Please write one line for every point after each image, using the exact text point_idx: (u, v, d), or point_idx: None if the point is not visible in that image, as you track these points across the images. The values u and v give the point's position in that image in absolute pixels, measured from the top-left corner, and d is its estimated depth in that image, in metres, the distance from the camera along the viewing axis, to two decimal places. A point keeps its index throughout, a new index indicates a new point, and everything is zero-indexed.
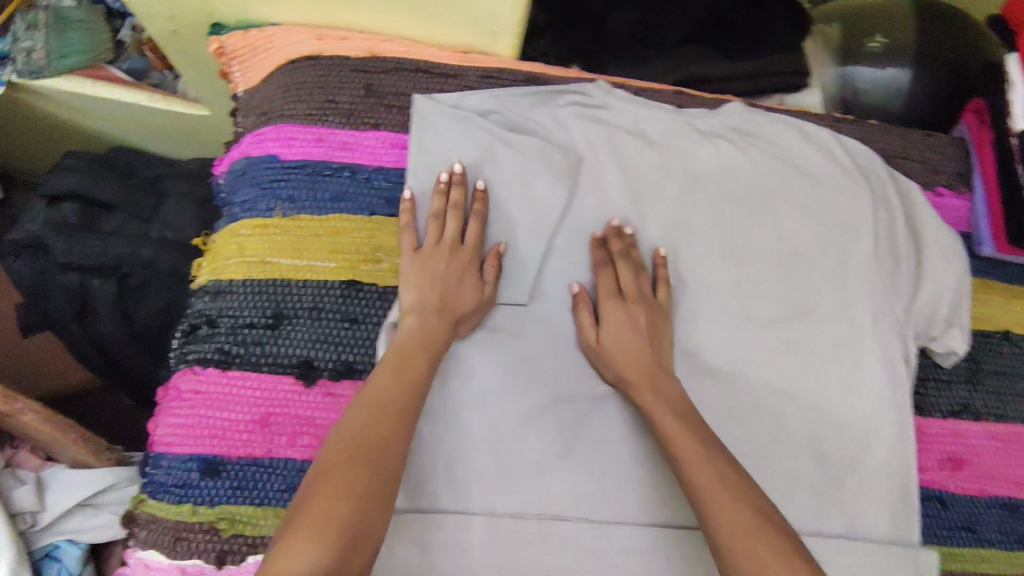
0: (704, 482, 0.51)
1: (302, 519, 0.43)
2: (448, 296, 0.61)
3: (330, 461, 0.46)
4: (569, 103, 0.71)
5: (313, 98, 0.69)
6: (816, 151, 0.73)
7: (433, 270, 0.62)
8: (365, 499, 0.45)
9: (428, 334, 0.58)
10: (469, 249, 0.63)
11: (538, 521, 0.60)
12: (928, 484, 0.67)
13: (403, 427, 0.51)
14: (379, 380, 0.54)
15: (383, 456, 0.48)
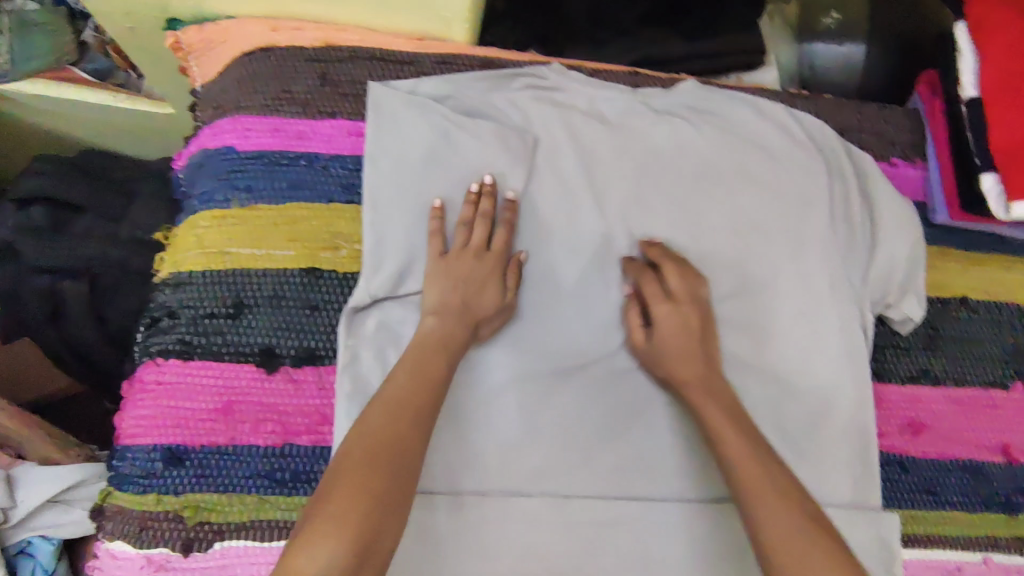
0: (766, 488, 0.52)
1: (321, 518, 0.46)
2: (469, 301, 0.61)
3: (350, 462, 0.49)
4: (524, 86, 0.72)
5: (268, 88, 0.69)
6: (771, 126, 0.73)
7: (462, 274, 0.63)
8: (383, 502, 0.48)
9: (444, 336, 0.59)
10: (500, 260, 0.64)
11: (500, 498, 0.62)
12: (888, 449, 0.69)
13: (422, 429, 0.53)
14: (403, 382, 0.55)
15: (401, 458, 0.50)
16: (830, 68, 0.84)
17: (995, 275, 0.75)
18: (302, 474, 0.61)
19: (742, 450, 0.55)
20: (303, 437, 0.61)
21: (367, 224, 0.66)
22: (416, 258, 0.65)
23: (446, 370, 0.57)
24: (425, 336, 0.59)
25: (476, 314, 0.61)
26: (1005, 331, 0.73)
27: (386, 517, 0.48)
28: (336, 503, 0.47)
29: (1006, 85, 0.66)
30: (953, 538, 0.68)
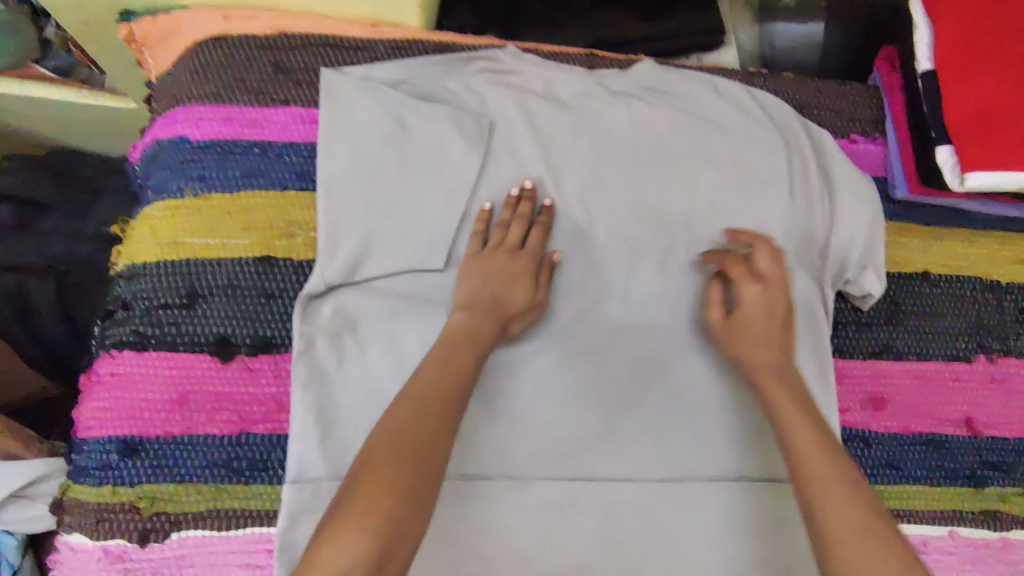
0: (820, 475, 0.51)
1: (347, 513, 0.46)
2: (501, 298, 0.62)
3: (377, 457, 0.48)
4: (479, 69, 0.71)
5: (221, 77, 0.69)
6: (729, 105, 0.73)
7: (495, 272, 0.63)
8: (411, 498, 0.47)
9: (474, 331, 0.59)
10: (532, 257, 0.64)
11: (459, 482, 0.62)
12: (851, 425, 0.68)
13: (451, 425, 0.52)
14: (436, 378, 0.54)
15: (429, 454, 0.50)
16: (790, 49, 0.87)
17: (957, 249, 0.75)
18: (258, 462, 0.61)
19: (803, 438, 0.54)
20: (259, 425, 0.61)
21: (321, 211, 0.65)
22: (372, 245, 0.65)
23: (474, 367, 0.57)
24: (458, 331, 0.59)
25: (506, 311, 0.61)
26: (967, 305, 0.73)
27: (411, 514, 0.47)
28: (361, 498, 0.46)
29: (957, 56, 0.66)
30: (914, 511, 0.68)
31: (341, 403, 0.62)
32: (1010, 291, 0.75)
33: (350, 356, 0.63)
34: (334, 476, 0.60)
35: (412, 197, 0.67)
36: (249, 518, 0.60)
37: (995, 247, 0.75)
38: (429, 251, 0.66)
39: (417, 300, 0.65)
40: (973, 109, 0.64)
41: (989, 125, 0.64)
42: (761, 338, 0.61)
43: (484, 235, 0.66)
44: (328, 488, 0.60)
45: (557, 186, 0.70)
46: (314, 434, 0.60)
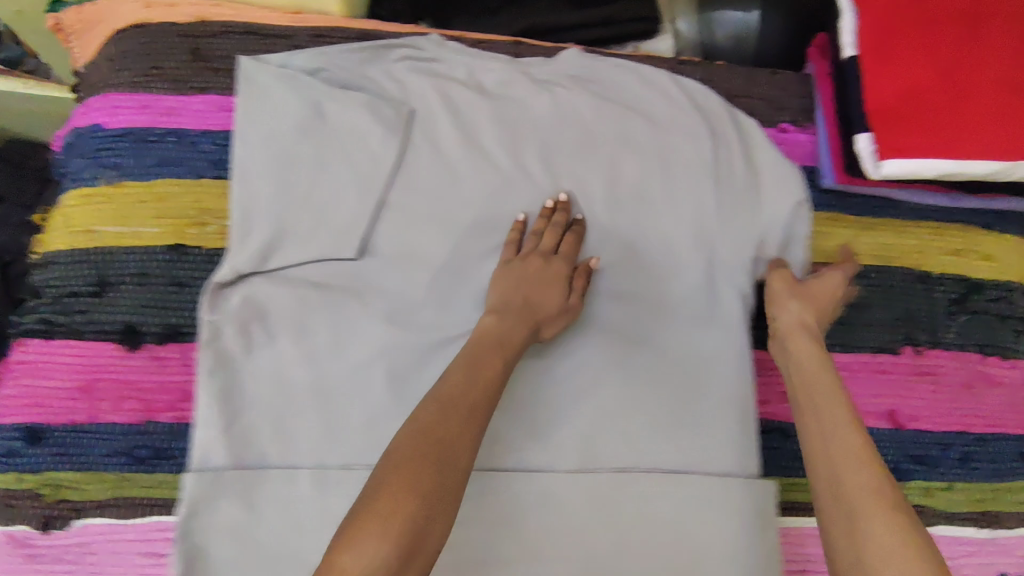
0: (863, 483, 0.49)
1: (366, 515, 0.43)
2: (537, 303, 0.61)
3: (401, 456, 0.46)
4: (401, 57, 0.71)
5: (139, 65, 0.68)
6: (656, 93, 0.72)
7: (529, 279, 0.63)
8: (436, 502, 0.45)
9: (508, 332, 0.58)
10: (566, 265, 0.64)
11: (365, 471, 0.61)
12: (770, 417, 0.69)
13: (478, 430, 0.50)
14: (464, 379, 0.52)
15: (455, 457, 0.47)
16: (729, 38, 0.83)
17: (886, 239, 0.73)
18: (161, 451, 0.61)
19: (837, 444, 0.52)
20: (165, 414, 0.61)
21: (234, 198, 0.65)
22: (284, 232, 0.65)
23: (501, 371, 0.55)
24: (497, 332, 0.58)
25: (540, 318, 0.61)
26: (894, 296, 0.72)
27: (435, 518, 0.44)
28: (382, 501, 0.44)
29: (877, 43, 0.65)
30: None
31: (249, 392, 0.62)
32: (942, 281, 0.73)
33: (259, 344, 0.63)
34: (238, 464, 0.60)
35: (328, 185, 0.67)
36: (151, 507, 0.60)
37: (928, 238, 0.74)
38: (342, 238, 0.66)
39: (327, 289, 0.64)
40: (893, 97, 0.64)
41: (910, 113, 0.63)
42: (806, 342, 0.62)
43: (518, 243, 0.66)
44: (231, 476, 0.60)
45: (479, 172, 0.69)
46: (217, 423, 0.60)
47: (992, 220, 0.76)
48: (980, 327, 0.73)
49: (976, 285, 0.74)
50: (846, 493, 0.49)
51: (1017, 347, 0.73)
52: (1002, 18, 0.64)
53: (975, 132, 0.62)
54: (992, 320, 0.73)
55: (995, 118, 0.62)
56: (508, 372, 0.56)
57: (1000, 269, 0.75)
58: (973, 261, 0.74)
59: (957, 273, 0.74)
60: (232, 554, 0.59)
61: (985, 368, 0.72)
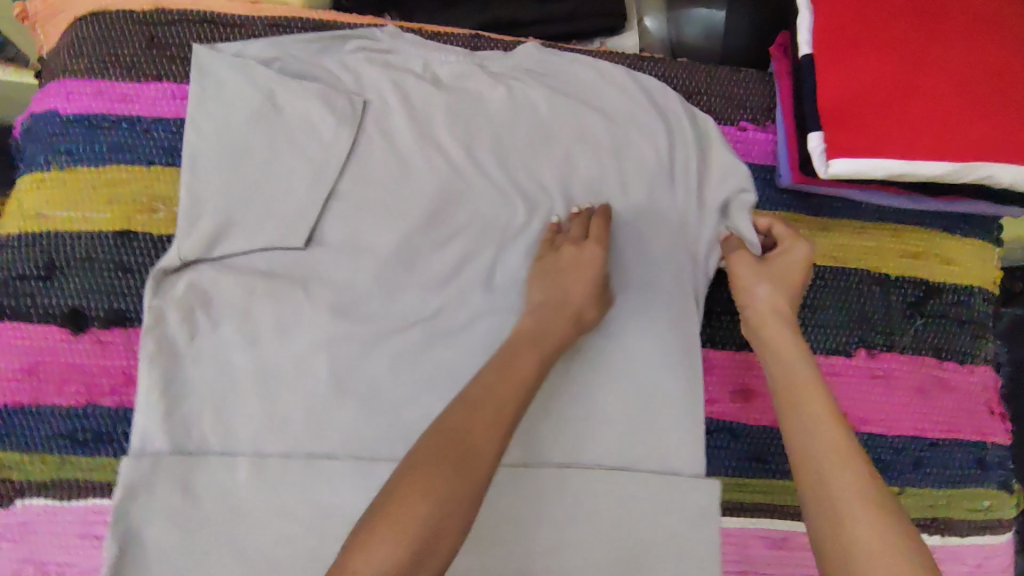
0: (848, 481, 0.48)
1: (379, 517, 0.45)
2: (579, 302, 0.62)
3: (419, 459, 0.48)
4: (356, 48, 0.70)
5: (94, 52, 0.69)
6: (612, 89, 0.72)
7: (579, 275, 0.63)
8: (453, 503, 0.46)
9: (541, 332, 0.59)
10: (599, 250, 0.64)
11: (304, 460, 0.61)
12: (719, 416, 0.68)
13: (503, 433, 0.51)
14: (492, 383, 0.54)
15: (476, 459, 0.48)
16: (693, 35, 0.83)
17: (844, 241, 0.73)
18: (103, 434, 0.62)
19: (816, 442, 0.51)
20: (107, 398, 0.62)
21: (184, 185, 0.65)
22: (233, 220, 0.65)
23: (532, 375, 0.56)
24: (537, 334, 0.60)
25: (582, 316, 0.62)
26: (851, 298, 0.71)
27: (449, 519, 0.45)
28: (396, 502, 0.45)
29: (833, 39, 0.64)
30: (778, 506, 0.67)
31: (192, 378, 0.62)
32: (900, 284, 0.73)
33: (204, 331, 0.63)
34: (177, 450, 0.61)
35: (278, 174, 0.66)
36: (90, 490, 0.61)
37: (886, 240, 0.73)
38: (290, 227, 0.65)
39: (275, 278, 0.65)
40: (847, 94, 0.63)
41: (863, 112, 0.63)
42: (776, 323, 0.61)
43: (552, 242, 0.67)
44: (169, 461, 0.60)
45: (432, 165, 0.68)
46: (157, 408, 0.60)
47: (953, 223, 0.75)
48: (937, 331, 0.72)
49: (935, 289, 0.73)
50: (830, 493, 0.48)
51: (974, 352, 0.73)
52: (965, 15, 0.63)
53: (927, 133, 0.62)
54: (950, 324, 0.73)
55: (949, 117, 0.61)
56: (541, 371, 0.57)
57: (961, 273, 0.74)
58: (933, 265, 0.74)
59: (916, 276, 0.73)
60: (168, 540, 0.59)
61: (941, 373, 0.72)
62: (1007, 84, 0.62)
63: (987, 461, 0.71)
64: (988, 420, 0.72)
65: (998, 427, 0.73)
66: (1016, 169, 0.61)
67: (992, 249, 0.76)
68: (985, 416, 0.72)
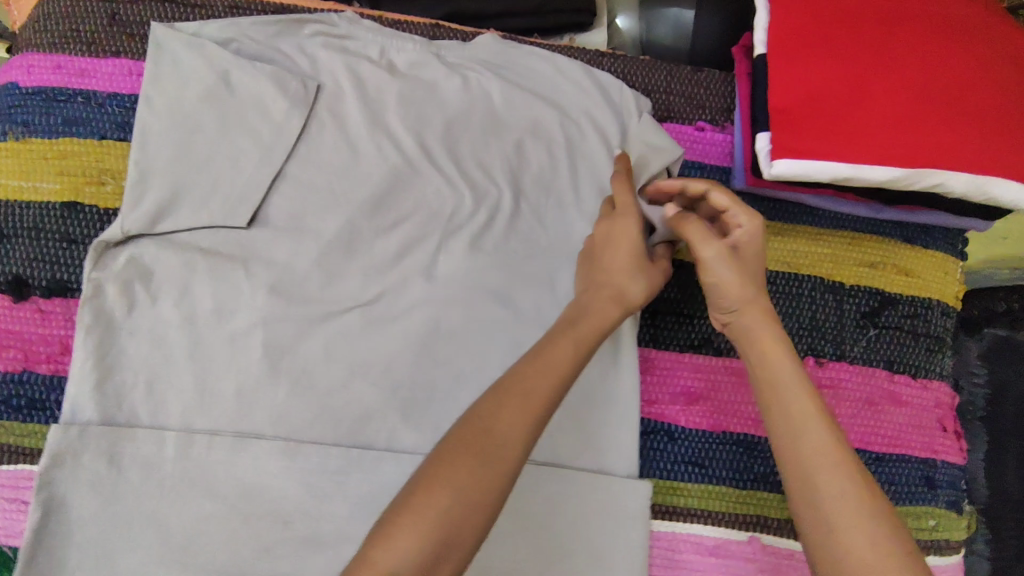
0: (842, 492, 0.46)
1: (402, 510, 0.45)
2: (622, 280, 0.58)
3: (445, 453, 0.47)
4: (314, 33, 0.71)
5: (57, 26, 0.70)
6: (568, 83, 0.72)
7: (625, 250, 0.59)
8: (475, 496, 0.45)
9: (595, 316, 0.56)
10: (631, 216, 0.60)
11: (232, 438, 0.62)
12: (658, 417, 0.67)
13: (535, 426, 0.49)
14: (526, 372, 0.51)
15: (502, 453, 0.47)
16: (664, 33, 0.82)
17: (798, 246, 0.71)
18: (36, 402, 0.62)
19: (811, 450, 0.48)
20: (42, 366, 0.63)
21: (133, 160, 0.65)
22: (180, 196, 0.65)
23: (573, 363, 0.52)
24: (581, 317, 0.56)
25: (627, 293, 0.58)
26: (802, 304, 0.70)
27: (475, 514, 0.45)
28: (420, 497, 0.45)
29: (789, 38, 0.63)
30: (712, 513, 0.66)
31: (127, 350, 0.62)
32: (854, 293, 0.71)
33: (141, 305, 0.63)
34: (107, 421, 0.61)
35: (227, 153, 0.67)
36: (20, 456, 0.62)
37: (843, 248, 0.72)
38: (234, 206, 0.65)
39: (216, 255, 0.65)
40: (798, 93, 0.62)
41: (814, 112, 0.61)
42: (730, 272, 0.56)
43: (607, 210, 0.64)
44: (96, 431, 0.60)
45: (381, 150, 0.68)
46: (90, 378, 0.61)
47: (914, 233, 0.73)
48: (889, 343, 0.71)
49: (891, 300, 0.72)
50: (823, 505, 0.46)
51: (927, 367, 0.71)
52: (920, 23, 0.63)
53: (878, 136, 0.60)
54: (904, 337, 0.71)
55: (900, 121, 0.60)
56: (582, 356, 0.53)
57: (919, 284, 0.72)
58: (891, 275, 0.72)
59: (872, 285, 0.72)
60: (92, 510, 0.60)
61: (892, 387, 0.70)
62: (959, 93, 0.61)
63: (936, 480, 0.69)
64: (939, 437, 0.70)
65: (952, 446, 0.71)
66: (967, 177, 0.60)
67: (955, 262, 0.74)
68: (936, 433, 0.70)
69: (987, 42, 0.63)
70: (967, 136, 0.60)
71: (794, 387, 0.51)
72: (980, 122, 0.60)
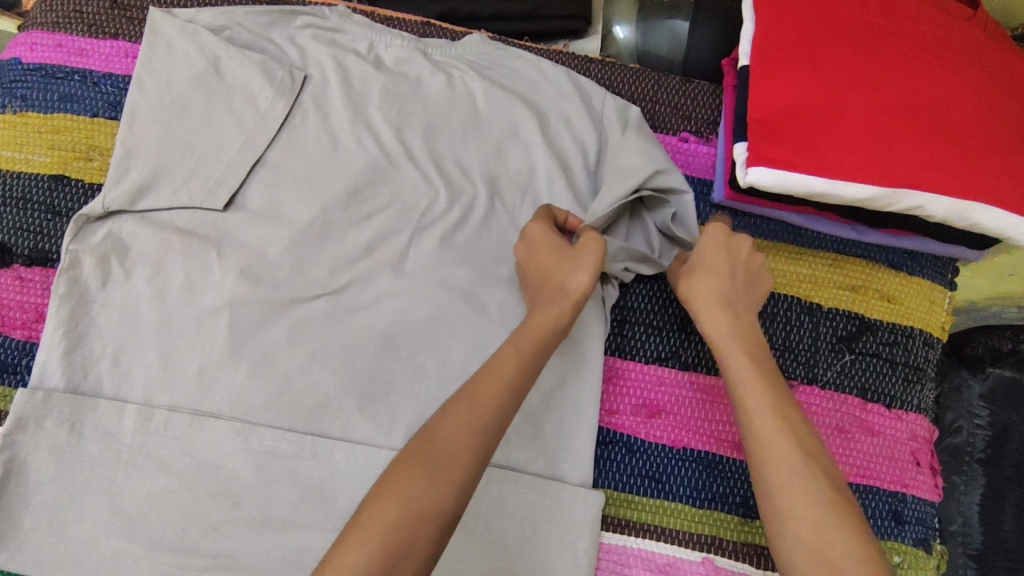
0: (802, 472, 0.48)
1: (350, 527, 0.44)
2: (559, 277, 0.59)
3: (392, 468, 0.47)
4: (305, 24, 0.73)
5: (63, 8, 0.74)
6: (551, 88, 0.73)
7: (548, 251, 0.60)
8: (423, 507, 0.44)
9: (540, 321, 0.56)
10: (540, 228, 0.61)
11: (190, 416, 0.63)
12: (618, 428, 0.66)
13: (484, 434, 0.48)
14: (474, 384, 0.51)
15: (450, 460, 0.47)
16: (656, 45, 0.80)
17: (776, 265, 0.70)
18: (9, 365, 0.65)
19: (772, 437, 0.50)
20: (18, 331, 0.65)
21: (119, 138, 0.67)
22: (161, 174, 0.66)
23: (519, 368, 0.52)
24: (528, 318, 0.56)
25: (566, 287, 0.58)
26: (776, 324, 0.68)
27: (425, 522, 0.44)
28: (367, 511, 0.44)
29: (771, 50, 0.64)
30: (667, 530, 0.65)
31: (96, 321, 0.64)
32: (832, 316, 0.69)
33: (115, 279, 0.65)
34: (72, 389, 0.63)
35: (209, 136, 0.68)
36: None
37: (823, 270, 0.70)
38: (212, 189, 0.67)
39: (191, 235, 0.66)
40: (779, 106, 0.62)
41: (790, 124, 0.61)
42: (720, 261, 0.60)
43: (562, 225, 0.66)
44: (60, 398, 0.62)
45: (359, 141, 0.69)
46: (59, 346, 0.63)
47: (900, 259, 0.71)
48: (865, 370, 0.69)
49: (870, 325, 0.69)
50: (783, 485, 0.48)
51: (904, 398, 0.69)
52: (906, 43, 0.62)
53: (856, 154, 0.59)
54: (881, 365, 0.69)
55: (879, 139, 0.59)
56: (530, 366, 0.53)
57: (902, 312, 0.70)
58: (872, 301, 0.70)
59: (850, 309, 0.70)
60: (51, 475, 0.61)
61: (864, 416, 0.68)
62: (943, 115, 0.60)
63: (905, 515, 0.67)
64: (911, 471, 0.68)
65: (926, 482, 0.68)
66: (948, 201, 0.58)
67: (943, 292, 0.72)
68: (908, 467, 0.68)
69: (979, 66, 0.62)
70: (949, 158, 0.59)
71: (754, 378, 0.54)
72: (965, 146, 0.59)
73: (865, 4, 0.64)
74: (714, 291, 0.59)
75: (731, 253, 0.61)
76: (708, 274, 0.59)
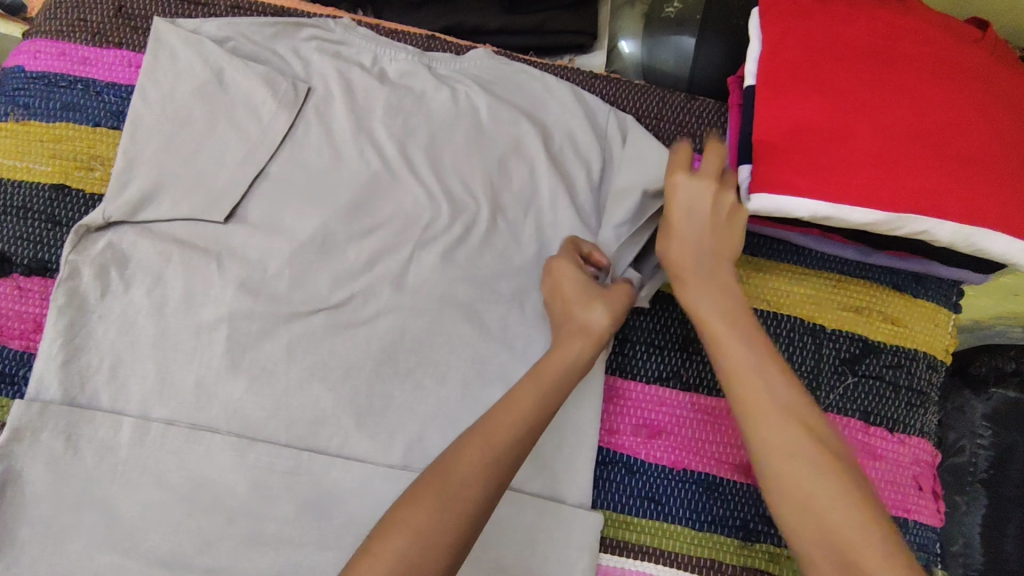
0: (809, 466, 0.46)
1: (360, 554, 0.43)
2: (582, 316, 0.58)
3: (407, 496, 0.46)
4: (309, 37, 0.73)
5: (68, 15, 0.73)
6: (555, 103, 0.73)
7: (570, 284, 0.60)
8: (434, 537, 0.44)
9: (561, 357, 0.55)
10: (569, 263, 0.61)
11: (187, 429, 0.62)
12: (617, 448, 0.66)
13: (500, 466, 0.48)
14: (494, 416, 0.50)
15: (462, 493, 0.46)
16: (664, 61, 0.80)
17: (778, 285, 0.70)
18: (5, 374, 0.64)
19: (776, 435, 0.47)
20: (15, 341, 0.65)
21: (122, 149, 0.66)
22: (162, 184, 0.66)
23: (540, 405, 0.51)
24: (550, 354, 0.55)
25: (589, 322, 0.57)
26: (778, 345, 0.68)
27: (434, 552, 0.43)
28: (380, 538, 0.44)
29: (775, 71, 0.63)
30: (665, 553, 0.64)
31: (94, 331, 0.64)
32: (835, 338, 0.69)
33: (114, 290, 0.64)
34: (68, 400, 0.62)
35: (211, 146, 0.67)
36: None
37: (827, 291, 0.70)
38: (214, 200, 0.66)
39: (191, 247, 0.65)
40: (782, 127, 0.62)
41: (796, 147, 0.61)
42: (686, 228, 0.57)
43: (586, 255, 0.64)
44: (56, 411, 0.61)
45: (362, 153, 0.69)
46: (58, 357, 0.62)
47: (904, 280, 0.71)
48: (868, 393, 0.68)
49: (873, 348, 0.69)
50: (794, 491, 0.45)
51: (907, 422, 0.68)
52: (911, 65, 0.62)
53: (862, 176, 0.59)
54: (883, 388, 0.68)
55: (884, 160, 0.59)
56: (549, 403, 0.52)
57: (905, 334, 0.70)
58: (876, 323, 0.69)
59: (855, 331, 0.69)
60: (44, 489, 0.60)
61: (867, 439, 0.67)
62: (948, 139, 0.59)
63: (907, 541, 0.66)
64: (914, 496, 0.67)
65: (927, 508, 0.67)
66: (954, 226, 0.58)
67: (948, 314, 0.71)
68: (910, 491, 0.67)
69: (987, 89, 0.61)
70: (955, 182, 0.58)
71: (749, 371, 0.50)
72: (972, 170, 0.58)
73: (873, 24, 0.64)
74: (691, 257, 0.57)
75: (693, 210, 0.58)
76: (681, 243, 0.57)
